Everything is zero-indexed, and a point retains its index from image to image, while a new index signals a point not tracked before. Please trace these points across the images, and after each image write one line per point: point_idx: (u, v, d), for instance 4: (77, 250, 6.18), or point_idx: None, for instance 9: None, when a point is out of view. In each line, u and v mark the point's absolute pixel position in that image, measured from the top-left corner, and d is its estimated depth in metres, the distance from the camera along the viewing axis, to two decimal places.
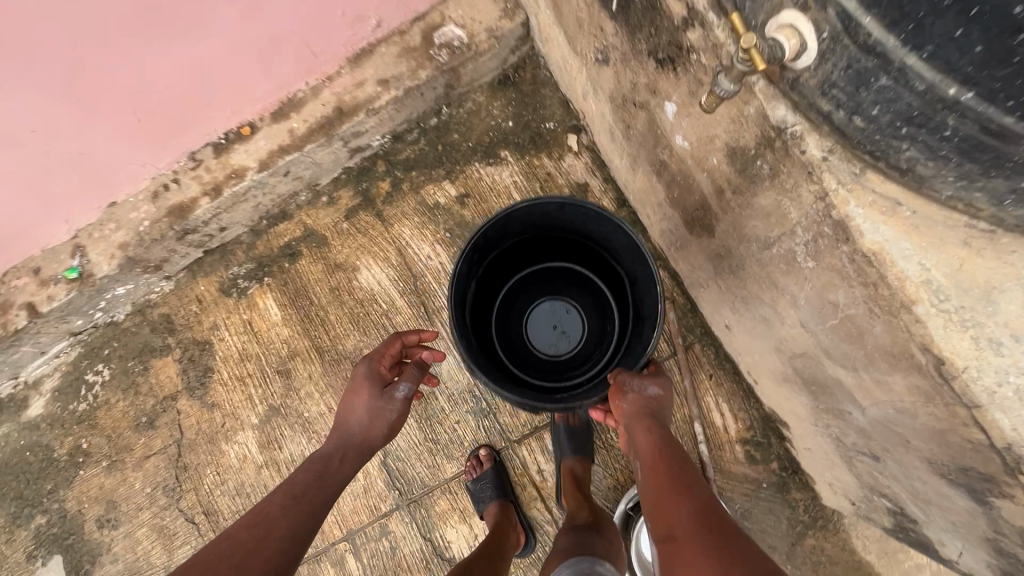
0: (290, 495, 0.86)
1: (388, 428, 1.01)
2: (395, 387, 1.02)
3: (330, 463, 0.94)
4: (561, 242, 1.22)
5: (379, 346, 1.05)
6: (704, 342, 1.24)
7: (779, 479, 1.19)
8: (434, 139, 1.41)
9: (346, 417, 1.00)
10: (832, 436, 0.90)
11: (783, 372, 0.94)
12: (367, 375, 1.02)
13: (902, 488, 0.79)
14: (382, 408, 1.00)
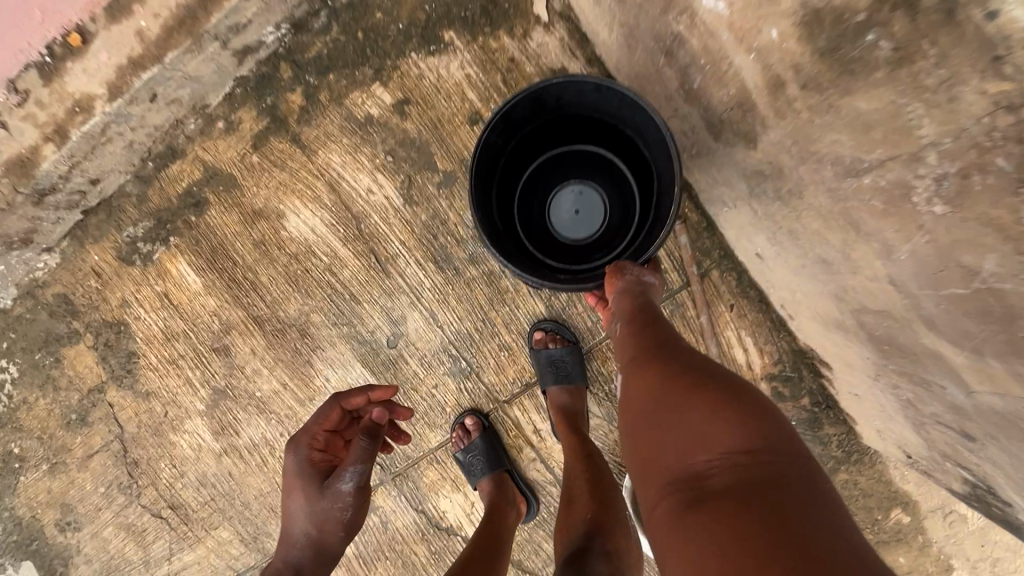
0: None
1: (343, 526, 0.81)
2: (340, 472, 0.81)
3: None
4: (608, 141, 0.92)
5: (312, 423, 0.86)
6: (724, 266, 1.00)
7: (811, 415, 1.03)
8: (351, 24, 1.02)
9: (287, 527, 0.82)
10: (899, 396, 0.71)
11: (840, 320, 0.71)
12: (302, 471, 0.83)
13: (1002, 473, 0.60)
14: (330, 505, 0.81)
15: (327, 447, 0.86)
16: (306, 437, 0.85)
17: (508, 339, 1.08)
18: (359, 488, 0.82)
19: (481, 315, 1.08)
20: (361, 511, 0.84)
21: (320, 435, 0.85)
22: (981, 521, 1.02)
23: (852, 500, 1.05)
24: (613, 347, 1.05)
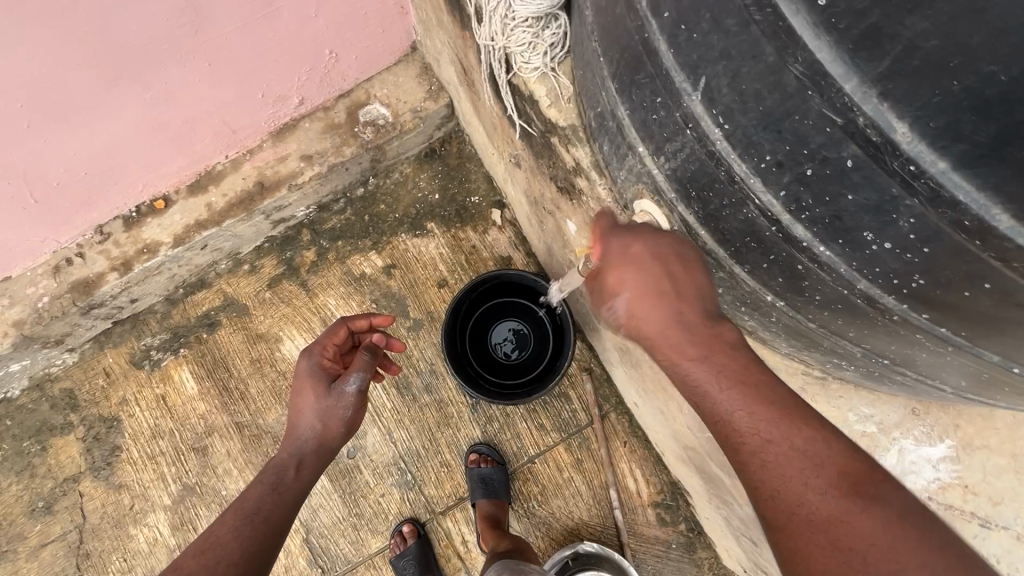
0: (241, 515, 0.82)
1: (345, 426, 0.93)
2: (346, 379, 0.93)
3: (283, 473, 0.88)
4: (533, 297, 1.23)
5: (323, 336, 0.99)
6: (619, 410, 1.32)
7: (687, 539, 1.28)
8: (361, 210, 1.42)
9: (297, 421, 0.92)
10: (724, 515, 1.01)
11: (681, 455, 1.03)
12: (312, 372, 0.95)
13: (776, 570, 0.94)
14: (333, 406, 0.92)
15: (333, 358, 0.99)
16: (317, 346, 0.98)
17: (448, 458, 1.32)
18: (360, 392, 0.93)
19: (429, 435, 1.33)
20: (360, 414, 0.95)
21: (330, 346, 0.99)
22: None
23: None
24: (532, 470, 1.31)
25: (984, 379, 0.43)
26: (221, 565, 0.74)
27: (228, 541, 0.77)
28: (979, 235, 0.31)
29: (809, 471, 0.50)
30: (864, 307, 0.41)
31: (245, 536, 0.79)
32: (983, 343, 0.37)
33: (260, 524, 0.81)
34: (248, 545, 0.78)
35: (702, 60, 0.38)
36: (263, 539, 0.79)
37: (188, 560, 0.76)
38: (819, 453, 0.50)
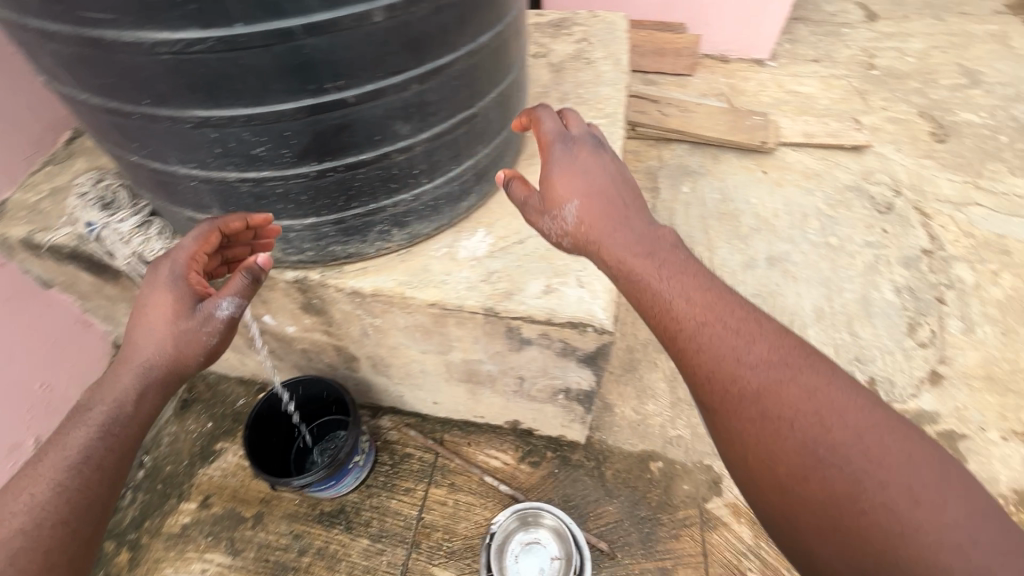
0: (66, 467, 0.86)
1: (205, 353, 0.98)
2: (216, 301, 0.95)
3: (118, 411, 0.91)
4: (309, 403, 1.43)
5: (195, 247, 0.96)
6: (448, 428, 1.59)
7: (559, 457, 1.53)
8: (151, 483, 1.51)
9: (143, 334, 0.93)
10: (516, 394, 1.32)
11: (467, 390, 1.35)
12: (175, 288, 0.95)
13: (555, 388, 1.26)
14: (195, 329, 0.95)
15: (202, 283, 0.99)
16: (184, 254, 0.97)
17: None
18: (229, 318, 0.97)
19: None
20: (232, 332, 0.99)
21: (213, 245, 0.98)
22: (686, 431, 1.57)
23: (628, 481, 1.48)
24: (427, 521, 1.44)
25: (385, 176, 0.95)
26: (22, 557, 0.80)
27: (46, 503, 0.84)
28: (254, 119, 0.78)
29: (745, 345, 0.86)
30: (309, 182, 0.90)
31: (68, 497, 0.85)
32: (340, 158, 0.87)
33: (88, 476, 0.87)
34: (64, 506, 0.85)
35: (162, 151, 0.86)
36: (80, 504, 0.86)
37: (5, 510, 0.83)
38: (764, 342, 0.87)
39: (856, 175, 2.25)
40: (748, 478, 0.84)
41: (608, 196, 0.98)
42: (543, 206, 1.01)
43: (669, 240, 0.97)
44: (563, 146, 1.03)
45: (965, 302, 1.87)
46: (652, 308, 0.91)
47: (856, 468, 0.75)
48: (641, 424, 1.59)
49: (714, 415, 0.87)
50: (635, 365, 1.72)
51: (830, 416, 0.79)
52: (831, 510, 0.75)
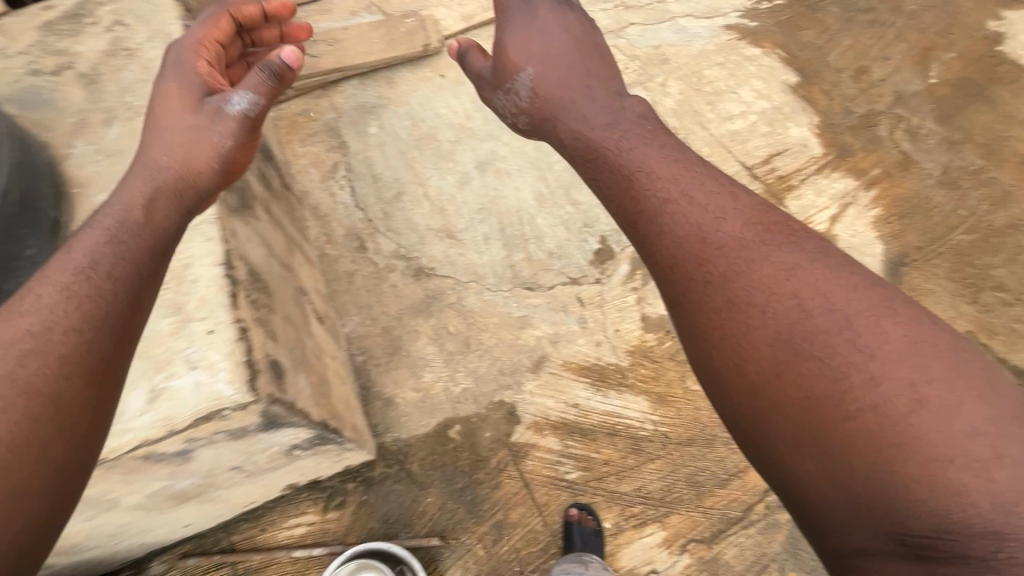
0: (66, 293, 0.85)
1: (208, 171, 1.10)
2: (228, 99, 1.13)
3: (131, 217, 0.96)
4: None
5: (205, 32, 1.26)
6: (230, 529, 1.36)
7: (360, 482, 1.40)
8: None
9: (162, 119, 1.14)
10: (248, 473, 1.14)
11: (195, 497, 1.14)
12: (196, 74, 1.19)
13: (278, 448, 1.10)
14: (212, 121, 1.14)
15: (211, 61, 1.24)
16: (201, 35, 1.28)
17: None
18: (241, 122, 1.14)
19: None
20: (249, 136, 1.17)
21: (219, 34, 1.29)
22: (469, 381, 1.52)
23: (436, 463, 1.42)
24: None
25: None
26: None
27: (56, 308, 0.83)
28: None
29: (718, 219, 0.98)
30: None
31: (84, 308, 0.84)
32: None
33: (97, 282, 0.87)
34: (39, 389, 0.77)
35: None
36: (40, 399, 0.77)
37: (15, 316, 0.82)
38: (744, 221, 0.98)
39: None
40: (724, 390, 0.91)
41: (582, 51, 1.32)
42: (503, 79, 1.37)
43: (635, 110, 1.21)
44: (512, 20, 1.36)
45: None
46: (640, 200, 1.06)
47: (840, 363, 0.81)
48: (426, 400, 1.50)
49: (680, 313, 0.98)
50: (397, 345, 1.59)
51: (838, 313, 0.84)
52: (813, 416, 0.80)
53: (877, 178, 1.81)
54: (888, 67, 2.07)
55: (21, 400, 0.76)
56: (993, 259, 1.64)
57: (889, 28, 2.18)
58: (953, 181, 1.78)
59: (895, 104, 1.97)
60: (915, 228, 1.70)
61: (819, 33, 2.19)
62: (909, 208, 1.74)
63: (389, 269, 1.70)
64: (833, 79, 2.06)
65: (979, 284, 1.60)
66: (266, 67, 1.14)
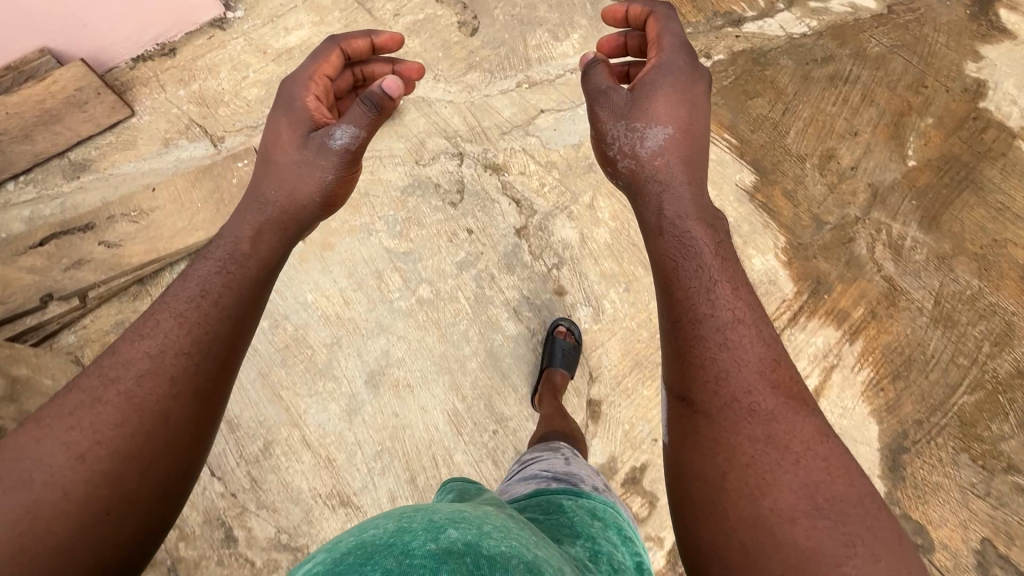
0: (187, 303, 0.94)
1: (314, 194, 1.16)
2: (330, 132, 1.16)
3: (237, 250, 1.04)
4: None
5: (316, 69, 1.25)
6: None
7: None
8: None
9: (278, 147, 1.18)
10: None
11: None
12: (303, 113, 1.20)
13: None
14: (317, 153, 1.16)
15: (319, 95, 1.24)
16: (316, 67, 1.25)
17: None
18: (346, 152, 1.16)
19: None
20: (347, 169, 1.18)
21: (328, 69, 1.27)
22: None
23: None
24: None
25: None
26: (110, 428, 0.82)
27: (185, 324, 0.91)
28: None
29: (766, 358, 0.92)
30: None
31: (196, 319, 0.92)
32: None
33: (207, 309, 0.94)
34: (173, 403, 0.86)
35: None
36: (153, 415, 0.84)
37: (170, 307, 0.93)
38: (777, 364, 0.92)
39: (406, 162, 1.68)
40: (709, 509, 0.84)
41: (691, 123, 1.18)
42: (626, 119, 1.19)
43: (720, 235, 1.06)
44: (664, 74, 1.19)
45: (580, 276, 1.55)
46: (688, 296, 0.98)
47: (851, 531, 0.77)
48: None
49: (705, 424, 0.89)
50: None
51: (845, 481, 0.82)
52: (813, 561, 0.74)
53: (860, 323, 1.48)
54: (858, 147, 1.68)
55: (117, 451, 0.81)
56: (1002, 426, 1.38)
57: (851, 85, 1.77)
58: (948, 316, 1.47)
59: (870, 204, 1.61)
60: (912, 394, 1.41)
61: (770, 101, 1.76)
62: (902, 363, 1.43)
63: (271, 567, 1.30)
64: (794, 175, 1.66)
65: (989, 466, 1.35)
66: (368, 98, 1.16)
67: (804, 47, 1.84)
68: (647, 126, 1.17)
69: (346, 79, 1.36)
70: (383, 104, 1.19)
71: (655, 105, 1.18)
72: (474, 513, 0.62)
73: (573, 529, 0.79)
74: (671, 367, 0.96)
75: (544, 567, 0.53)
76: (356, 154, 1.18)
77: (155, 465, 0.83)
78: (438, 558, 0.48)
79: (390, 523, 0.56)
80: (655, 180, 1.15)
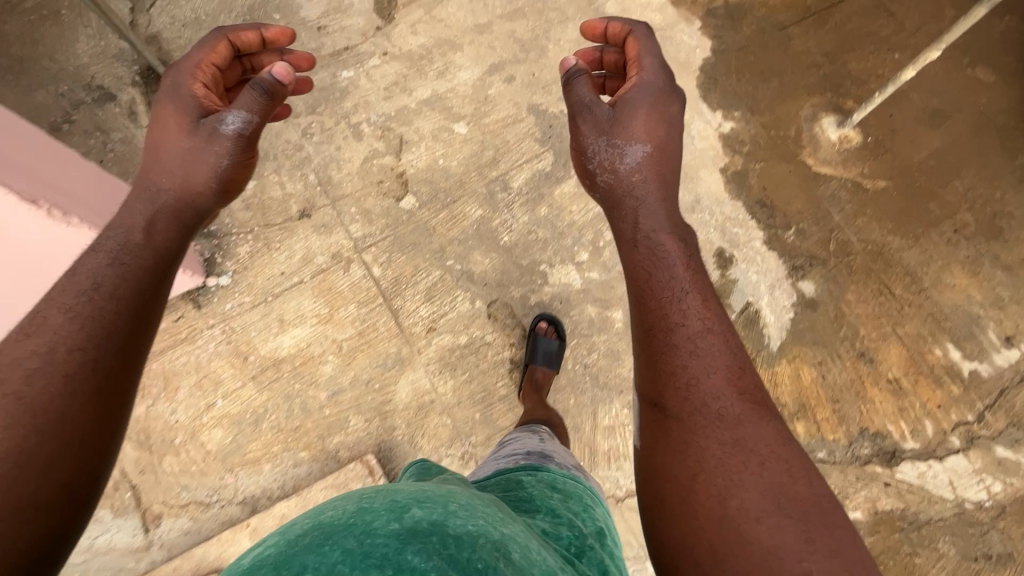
0: (81, 293, 0.75)
1: (211, 174, 0.99)
2: (220, 118, 1.00)
3: (128, 240, 0.85)
4: None
5: (201, 57, 1.06)
6: None
7: None
8: None
9: (156, 158, 0.98)
10: None
11: None
12: (183, 102, 1.01)
13: None
14: (201, 144, 0.99)
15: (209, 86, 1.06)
16: (195, 63, 1.06)
17: None
18: (241, 135, 1.00)
19: None
20: (246, 155, 1.03)
21: (216, 60, 1.09)
22: None
23: None
24: None
25: None
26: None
27: (60, 328, 0.71)
28: None
29: (730, 365, 0.84)
30: None
31: (84, 310, 0.74)
32: None
33: (102, 303, 0.75)
34: (50, 403, 0.67)
35: None
36: (46, 416, 0.66)
37: (64, 283, 0.77)
38: (734, 352, 0.85)
39: None
40: (688, 538, 0.71)
41: (668, 135, 1.09)
42: (607, 134, 1.09)
43: (686, 240, 1.00)
44: (644, 93, 1.09)
45: None
46: (661, 306, 0.90)
47: (812, 529, 0.67)
48: None
49: (674, 427, 0.80)
50: None
51: (799, 454, 0.76)
52: (773, 565, 0.64)
53: None
54: None
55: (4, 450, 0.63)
56: None
57: None
58: None
59: None
60: None
61: None
62: None
63: None
64: None
65: None
66: (255, 84, 1.00)
67: (976, 528, 1.34)
68: (626, 141, 1.08)
69: (235, 74, 1.17)
70: (274, 92, 1.02)
71: (636, 123, 1.08)
72: (441, 492, 0.70)
73: (533, 502, 0.80)
74: (642, 371, 0.88)
75: (508, 545, 0.60)
76: (253, 141, 1.02)
77: (39, 500, 0.63)
78: (401, 539, 0.55)
79: (349, 507, 0.64)
80: (625, 203, 1.07)
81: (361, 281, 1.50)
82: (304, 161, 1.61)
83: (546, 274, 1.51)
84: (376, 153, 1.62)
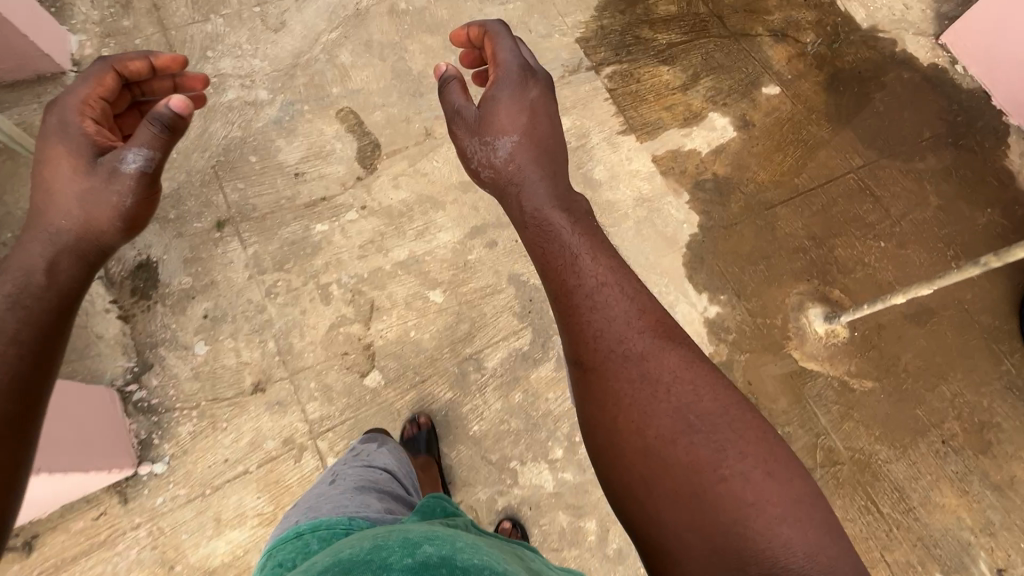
0: None
1: (117, 209, 0.92)
2: (121, 155, 0.92)
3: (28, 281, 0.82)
4: None
5: (87, 93, 0.97)
6: None
7: None
8: None
9: (47, 196, 0.90)
10: None
11: None
12: (72, 143, 0.93)
13: None
14: (104, 184, 0.92)
15: (99, 122, 0.98)
16: (82, 96, 0.97)
17: None
18: (144, 170, 0.93)
19: None
20: (154, 192, 0.97)
21: (104, 93, 1.00)
22: None
23: None
24: None
25: None
26: None
27: None
28: None
29: (633, 310, 0.86)
30: None
31: None
32: None
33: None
34: None
35: None
36: None
37: None
38: (638, 297, 0.88)
39: None
40: (622, 489, 0.76)
41: (537, 135, 1.02)
42: (477, 133, 1.04)
43: (582, 206, 1.01)
44: (504, 88, 1.02)
45: None
46: (568, 286, 0.89)
47: (722, 439, 0.75)
48: None
49: (591, 377, 0.83)
50: None
51: (704, 370, 0.82)
52: (695, 476, 0.72)
53: None
54: None
55: None
56: None
57: None
58: None
59: None
60: None
61: None
62: None
63: None
64: None
65: None
66: (154, 118, 0.94)
67: None
68: (500, 139, 1.02)
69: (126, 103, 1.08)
70: (175, 124, 0.96)
71: (502, 120, 1.02)
72: (448, 532, 0.65)
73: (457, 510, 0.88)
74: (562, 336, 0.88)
75: None
76: (159, 176, 0.96)
77: None
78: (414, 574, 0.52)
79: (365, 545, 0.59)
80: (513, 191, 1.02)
81: (313, 472, 1.39)
82: (265, 325, 1.50)
83: (516, 472, 1.41)
84: (343, 320, 1.52)
